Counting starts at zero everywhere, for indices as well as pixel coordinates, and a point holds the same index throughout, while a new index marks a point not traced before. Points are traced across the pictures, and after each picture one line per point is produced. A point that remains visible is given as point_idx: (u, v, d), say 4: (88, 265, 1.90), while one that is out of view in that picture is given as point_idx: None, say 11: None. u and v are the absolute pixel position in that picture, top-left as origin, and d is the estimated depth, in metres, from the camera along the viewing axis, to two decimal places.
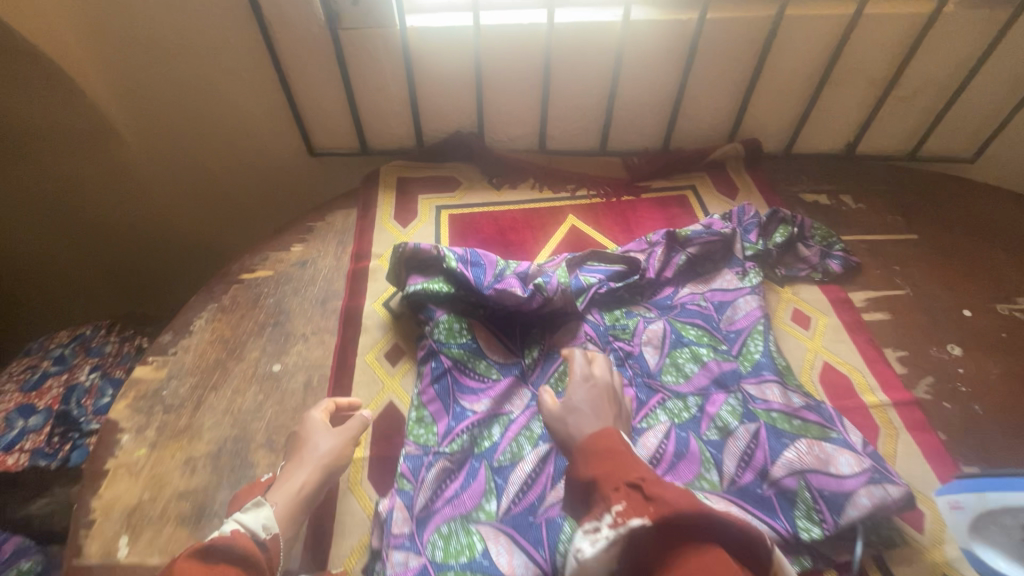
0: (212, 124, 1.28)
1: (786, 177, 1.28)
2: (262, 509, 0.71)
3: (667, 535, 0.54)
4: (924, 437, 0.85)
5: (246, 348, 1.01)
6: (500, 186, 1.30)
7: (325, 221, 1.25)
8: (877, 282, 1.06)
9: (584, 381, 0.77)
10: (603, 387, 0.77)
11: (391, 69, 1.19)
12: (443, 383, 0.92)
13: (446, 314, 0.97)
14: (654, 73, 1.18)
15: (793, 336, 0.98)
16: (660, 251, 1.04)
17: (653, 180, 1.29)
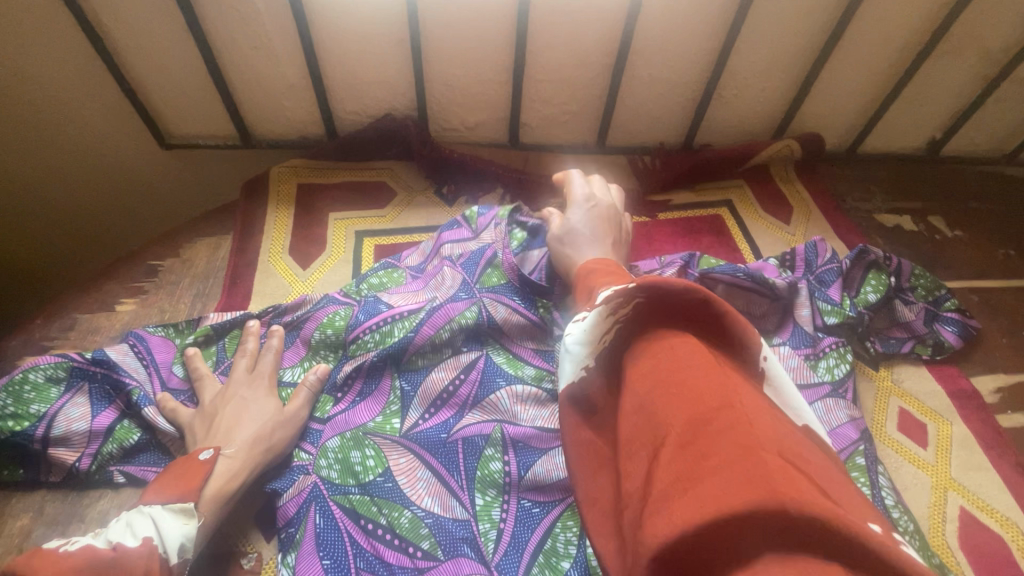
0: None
1: (851, 189, 0.92)
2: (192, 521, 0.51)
3: (654, 312, 0.39)
4: None
5: (10, 509, 0.58)
6: (455, 200, 0.88)
7: (179, 256, 0.80)
8: (1005, 359, 0.73)
9: (585, 203, 0.74)
10: (603, 205, 0.74)
11: (272, 15, 0.73)
12: (337, 562, 0.54)
13: (338, 438, 0.62)
14: (687, 31, 0.77)
15: (904, 462, 0.64)
16: (672, 274, 0.69)
17: (673, 193, 0.90)
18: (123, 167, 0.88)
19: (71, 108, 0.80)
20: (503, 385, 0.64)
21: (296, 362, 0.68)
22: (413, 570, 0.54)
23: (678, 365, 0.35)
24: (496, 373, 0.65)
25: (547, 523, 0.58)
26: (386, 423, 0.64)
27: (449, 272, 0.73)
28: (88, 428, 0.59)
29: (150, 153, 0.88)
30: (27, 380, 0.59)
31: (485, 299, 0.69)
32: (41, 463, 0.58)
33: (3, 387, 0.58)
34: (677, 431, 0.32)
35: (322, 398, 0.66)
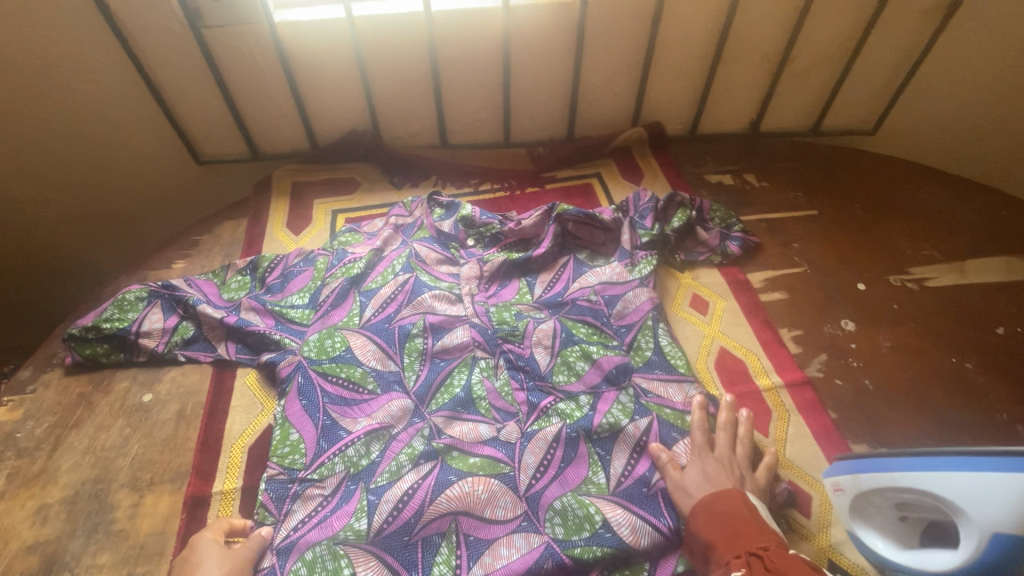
0: (83, 152, 1.16)
1: (690, 159, 1.27)
2: None
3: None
4: (816, 418, 0.83)
5: (115, 378, 0.93)
6: (402, 186, 1.24)
7: (212, 233, 1.16)
8: (775, 261, 1.05)
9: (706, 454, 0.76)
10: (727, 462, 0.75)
11: (269, 68, 1.11)
12: (310, 397, 0.87)
13: (317, 333, 0.95)
14: (547, 58, 1.14)
15: (691, 324, 0.96)
16: (535, 214, 1.05)
17: (559, 170, 1.26)
18: (170, 180, 1.26)
19: (138, 140, 1.18)
20: (426, 291, 0.99)
21: (296, 291, 1.02)
22: (361, 398, 0.88)
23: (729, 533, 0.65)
24: (421, 285, 1.00)
25: (448, 369, 0.91)
26: (350, 319, 0.98)
27: (387, 233, 1.09)
28: (163, 326, 0.95)
29: (189, 168, 1.26)
30: (125, 298, 0.95)
31: (414, 246, 1.06)
32: (132, 348, 0.93)
33: (111, 303, 0.95)
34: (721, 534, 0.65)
35: (306, 312, 0.99)
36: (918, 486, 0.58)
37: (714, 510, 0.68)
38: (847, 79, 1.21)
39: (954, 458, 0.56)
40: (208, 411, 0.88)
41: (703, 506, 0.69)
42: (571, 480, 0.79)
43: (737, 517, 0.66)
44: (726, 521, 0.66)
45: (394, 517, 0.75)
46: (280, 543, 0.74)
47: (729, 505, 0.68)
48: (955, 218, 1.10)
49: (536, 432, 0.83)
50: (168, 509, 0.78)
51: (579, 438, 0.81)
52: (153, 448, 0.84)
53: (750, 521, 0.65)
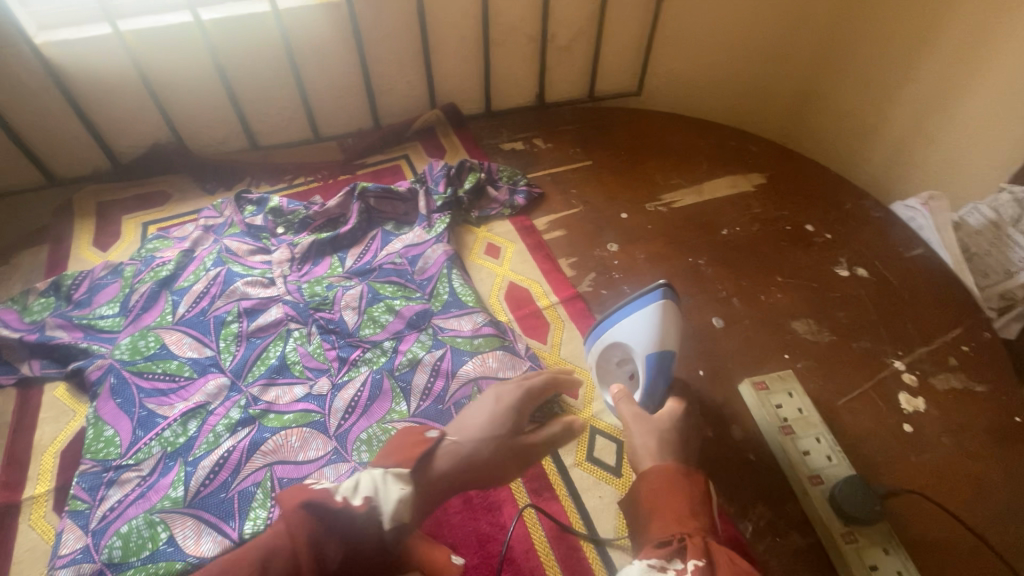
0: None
1: (488, 132, 1.43)
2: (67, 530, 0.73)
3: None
4: (583, 322, 1.00)
5: None
6: (216, 191, 1.28)
7: (9, 264, 1.13)
8: (557, 206, 1.23)
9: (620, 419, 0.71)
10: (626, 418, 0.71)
11: (43, 91, 1.11)
12: (124, 395, 0.90)
13: (129, 336, 0.97)
14: (332, 56, 1.24)
15: (486, 268, 1.10)
16: (339, 195, 1.15)
17: (368, 156, 1.36)
18: None
19: None
20: (238, 280, 1.05)
21: (106, 301, 1.03)
22: (178, 385, 0.93)
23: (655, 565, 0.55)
24: (233, 275, 1.06)
25: (264, 345, 0.98)
26: (162, 318, 1.01)
27: (199, 235, 1.13)
28: None
29: None
30: None
31: (226, 241, 1.11)
32: None
33: None
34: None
35: (117, 320, 1.01)
36: (617, 337, 0.77)
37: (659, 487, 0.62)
38: (602, 49, 1.43)
39: (619, 309, 0.78)
40: (14, 429, 0.88)
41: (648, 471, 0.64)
42: (377, 413, 0.88)
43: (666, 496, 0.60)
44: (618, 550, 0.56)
45: (210, 479, 0.81)
46: (96, 526, 0.76)
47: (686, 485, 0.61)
48: (696, 151, 1.35)
49: (346, 381, 0.92)
50: None
51: (383, 378, 0.92)
52: None
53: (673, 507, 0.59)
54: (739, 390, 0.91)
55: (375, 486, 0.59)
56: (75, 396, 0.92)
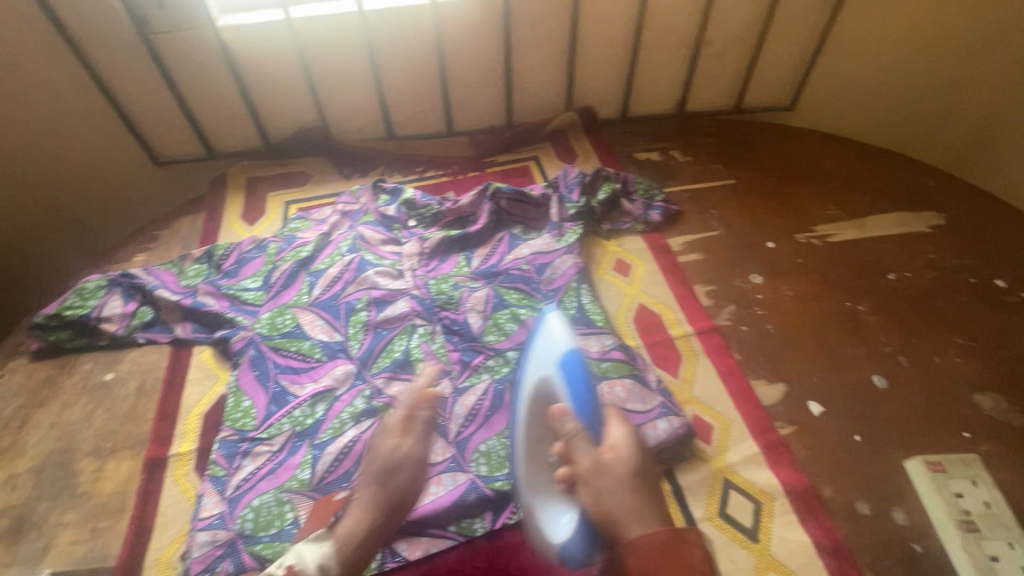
0: (43, 156, 1.23)
1: (621, 140, 1.36)
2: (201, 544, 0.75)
3: None
4: (721, 359, 0.92)
5: (79, 360, 0.99)
6: (351, 177, 1.32)
7: (170, 228, 1.23)
8: (694, 226, 1.14)
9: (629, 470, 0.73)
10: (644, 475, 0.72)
11: (216, 70, 1.19)
12: (262, 368, 0.94)
13: (269, 311, 1.02)
14: (478, 51, 1.23)
15: (615, 285, 1.04)
16: (472, 193, 1.14)
17: (498, 155, 1.34)
18: (130, 181, 1.33)
19: (96, 145, 1.25)
20: (370, 269, 1.07)
21: (251, 275, 1.09)
22: (310, 365, 0.96)
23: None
24: (366, 263, 1.08)
25: (389, 337, 0.98)
26: (299, 298, 1.05)
27: (336, 220, 1.17)
28: (123, 310, 1.02)
29: (148, 170, 1.33)
30: (85, 287, 1.02)
31: (360, 228, 1.14)
32: (93, 332, 1.00)
33: (72, 291, 1.01)
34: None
35: (259, 294, 1.06)
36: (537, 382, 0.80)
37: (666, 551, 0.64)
38: (759, 59, 1.31)
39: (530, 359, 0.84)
40: (165, 385, 0.95)
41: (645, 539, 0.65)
42: (496, 426, 0.86)
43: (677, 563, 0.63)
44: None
45: (334, 467, 0.82)
46: (231, 494, 0.80)
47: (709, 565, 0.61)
48: (859, 179, 1.20)
49: (467, 388, 0.91)
50: (128, 472, 0.85)
51: (505, 389, 0.89)
52: (115, 420, 0.91)
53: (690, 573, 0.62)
54: (906, 465, 0.79)
55: (296, 556, 0.68)
56: (219, 362, 0.97)
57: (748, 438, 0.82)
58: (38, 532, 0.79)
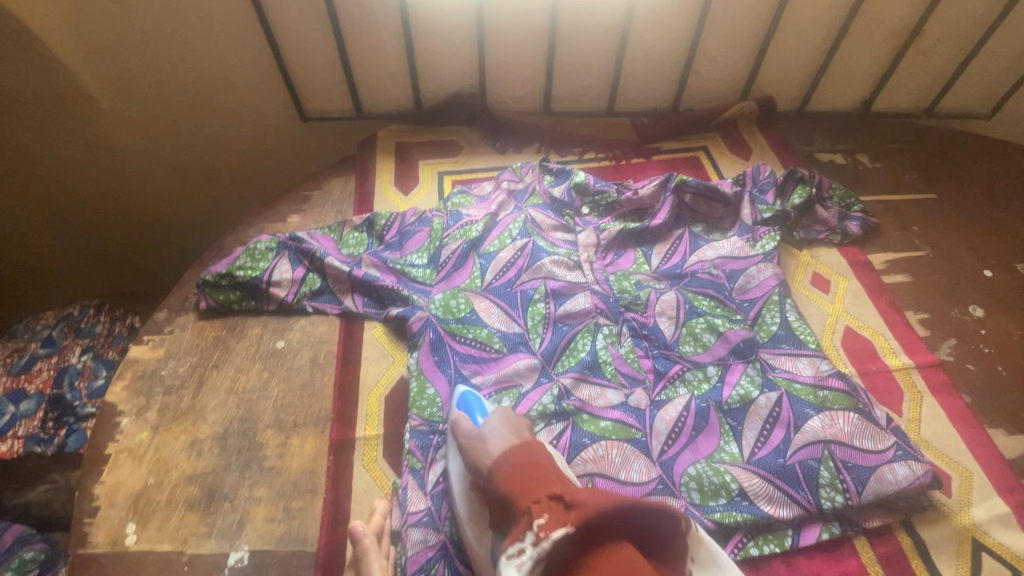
0: (202, 105, 1.19)
1: (800, 136, 1.24)
2: None
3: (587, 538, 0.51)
4: (949, 400, 0.83)
5: (247, 324, 0.96)
6: (505, 151, 1.24)
7: (322, 190, 1.17)
8: (896, 242, 1.04)
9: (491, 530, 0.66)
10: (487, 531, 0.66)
11: (387, 24, 1.11)
12: (442, 355, 0.89)
13: (442, 293, 0.97)
14: (667, 25, 1.12)
15: (815, 302, 0.96)
16: (654, 184, 1.05)
17: (663, 141, 1.24)
18: (275, 137, 1.28)
19: (249, 97, 1.20)
20: (546, 257, 1.00)
21: (416, 250, 1.04)
22: (490, 357, 0.90)
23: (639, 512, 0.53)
24: (540, 250, 1.00)
25: (573, 334, 0.92)
26: (472, 282, 0.99)
27: (502, 198, 1.09)
28: (292, 277, 0.98)
29: (293, 126, 1.27)
30: (256, 248, 0.99)
31: (530, 211, 1.06)
32: (263, 296, 0.97)
33: (243, 252, 0.99)
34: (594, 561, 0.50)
35: (429, 273, 1.00)
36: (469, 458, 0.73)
37: (498, 469, 0.63)
38: (974, 59, 1.17)
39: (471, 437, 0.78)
40: (341, 362, 0.91)
41: (488, 466, 0.64)
42: (704, 449, 0.79)
43: (534, 465, 0.61)
44: (642, 532, 0.54)
45: None
46: (431, 491, 0.76)
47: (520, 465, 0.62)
48: None
49: (665, 401, 0.84)
50: (315, 450, 0.82)
51: (710, 408, 0.82)
52: (293, 392, 0.88)
53: (546, 467, 0.61)
54: None
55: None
56: (395, 342, 0.94)
57: (993, 495, 0.75)
58: (230, 505, 0.77)
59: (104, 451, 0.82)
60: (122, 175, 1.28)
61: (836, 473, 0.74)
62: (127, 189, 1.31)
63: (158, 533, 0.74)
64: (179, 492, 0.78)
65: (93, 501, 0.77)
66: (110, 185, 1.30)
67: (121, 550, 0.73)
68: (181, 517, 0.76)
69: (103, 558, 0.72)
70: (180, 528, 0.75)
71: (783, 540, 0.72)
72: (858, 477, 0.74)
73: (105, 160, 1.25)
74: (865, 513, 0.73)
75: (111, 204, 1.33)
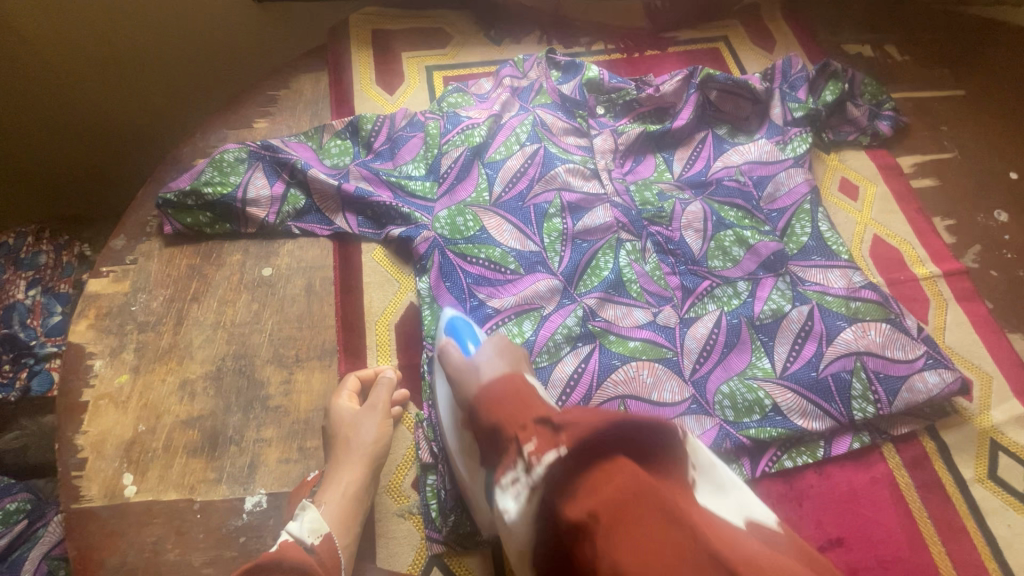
0: None
1: (826, 24, 1.12)
2: (308, 512, 0.62)
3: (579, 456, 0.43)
4: (972, 307, 0.83)
5: (225, 249, 0.84)
6: (502, 41, 1.07)
7: (290, 88, 1.00)
8: (924, 144, 0.98)
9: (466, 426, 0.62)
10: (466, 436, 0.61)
11: None
12: (454, 278, 0.81)
13: (447, 209, 0.86)
14: None
15: (843, 210, 0.91)
16: (677, 79, 0.94)
17: (679, 30, 1.10)
18: (221, 23, 1.06)
19: None
20: (560, 165, 0.89)
21: (411, 159, 0.91)
22: (507, 278, 0.82)
23: (621, 427, 0.43)
24: (553, 157, 0.90)
25: (594, 250, 0.85)
26: (479, 195, 0.88)
27: (506, 97, 0.95)
28: (271, 194, 0.85)
29: (245, 9, 1.05)
30: (223, 159, 0.84)
31: (538, 112, 0.94)
32: (239, 218, 0.84)
33: (208, 164, 0.84)
34: (579, 482, 0.42)
35: (430, 185, 0.89)
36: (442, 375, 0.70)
37: (480, 398, 0.56)
38: None
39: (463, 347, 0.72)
40: (340, 289, 0.82)
41: (474, 394, 0.58)
42: (735, 366, 0.77)
43: (520, 393, 0.54)
44: (639, 445, 0.44)
45: (564, 401, 0.74)
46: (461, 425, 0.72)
47: (506, 383, 0.56)
48: None
49: (694, 318, 0.80)
50: (324, 386, 0.75)
51: (741, 324, 0.79)
52: (290, 324, 0.79)
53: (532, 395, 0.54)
54: None
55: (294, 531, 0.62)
56: (399, 265, 0.85)
57: (1011, 397, 0.76)
58: (237, 448, 0.71)
59: (80, 398, 0.73)
60: (35, 79, 1.04)
61: (868, 384, 0.74)
62: (42, 96, 1.06)
63: (161, 482, 0.68)
64: (176, 438, 0.71)
65: (78, 453, 0.69)
66: (17, 91, 1.05)
67: (120, 503, 0.67)
68: (184, 463, 0.70)
69: (101, 513, 0.66)
70: (185, 476, 0.69)
71: (816, 451, 0.72)
72: (890, 388, 0.73)
73: (7, 57, 0.99)
74: (893, 422, 0.74)
75: (24, 117, 1.09)
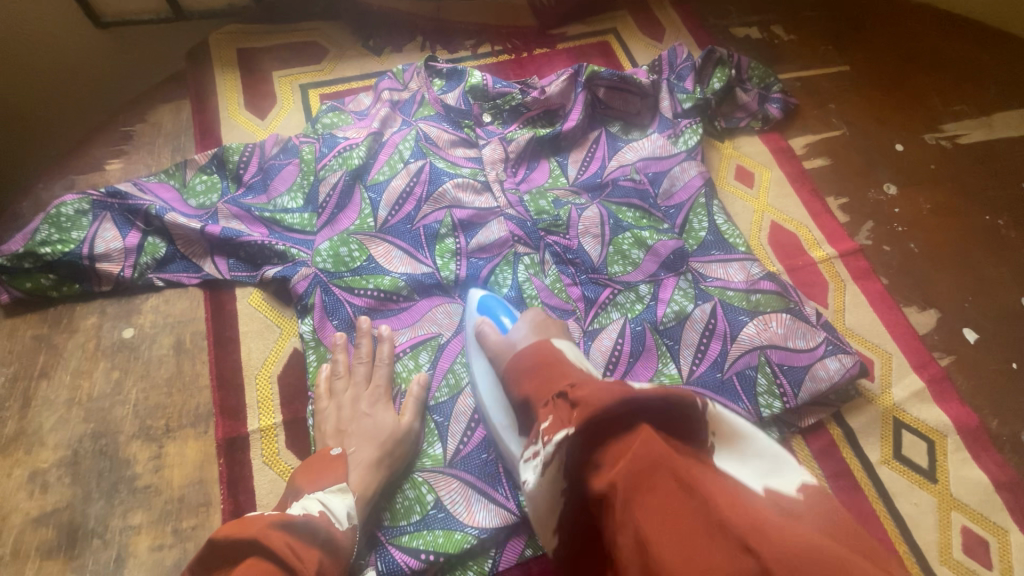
0: None
1: (713, 9, 1.11)
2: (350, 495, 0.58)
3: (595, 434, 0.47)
4: (868, 285, 0.83)
5: (78, 313, 0.75)
6: (382, 50, 1.01)
7: (146, 121, 0.90)
8: (814, 123, 0.99)
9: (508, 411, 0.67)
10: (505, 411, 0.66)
11: None
12: (342, 316, 0.75)
13: (329, 240, 0.79)
14: None
15: (739, 199, 0.90)
16: (562, 79, 0.91)
17: (567, 25, 1.07)
18: (63, 53, 0.95)
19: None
20: (447, 180, 0.83)
21: (286, 190, 0.84)
22: (400, 308, 0.77)
23: (661, 401, 0.47)
24: (440, 172, 0.84)
25: (490, 268, 0.80)
26: (362, 223, 0.81)
27: (386, 112, 0.89)
28: (123, 246, 0.76)
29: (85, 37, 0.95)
30: (62, 214, 0.75)
31: (421, 125, 0.88)
32: (91, 275, 0.75)
33: (44, 220, 0.74)
34: (598, 456, 0.46)
35: (309, 217, 0.82)
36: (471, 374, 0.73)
37: (514, 366, 0.63)
38: None
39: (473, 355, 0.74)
40: (214, 344, 0.74)
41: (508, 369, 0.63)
42: (642, 375, 0.74)
43: (555, 364, 0.60)
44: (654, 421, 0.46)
45: (469, 437, 0.70)
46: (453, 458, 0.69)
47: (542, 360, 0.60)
48: (982, 68, 1.06)
49: (598, 330, 0.77)
50: (199, 456, 0.68)
51: (645, 331, 0.76)
52: (157, 390, 0.71)
53: (562, 365, 0.59)
54: None
55: (322, 502, 0.55)
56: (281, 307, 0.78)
57: (911, 372, 0.77)
58: (101, 541, 0.63)
59: None
60: None
61: (773, 378, 0.72)
62: None
63: None
64: (27, 540, 0.62)
65: None
66: None
67: None
68: (38, 568, 0.61)
69: None
70: None
71: None
72: (794, 379, 0.72)
73: None
74: (800, 414, 0.73)
75: None
